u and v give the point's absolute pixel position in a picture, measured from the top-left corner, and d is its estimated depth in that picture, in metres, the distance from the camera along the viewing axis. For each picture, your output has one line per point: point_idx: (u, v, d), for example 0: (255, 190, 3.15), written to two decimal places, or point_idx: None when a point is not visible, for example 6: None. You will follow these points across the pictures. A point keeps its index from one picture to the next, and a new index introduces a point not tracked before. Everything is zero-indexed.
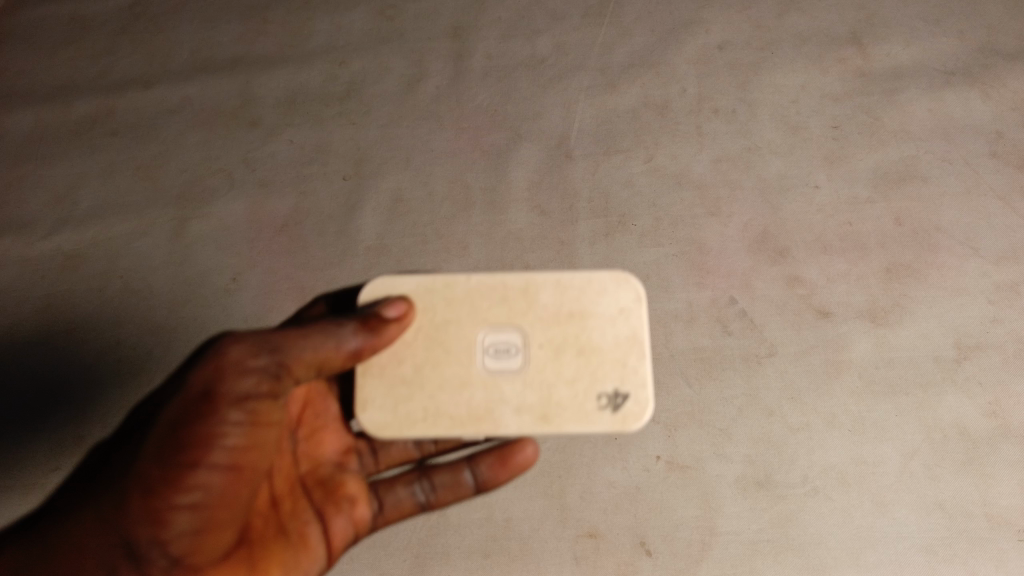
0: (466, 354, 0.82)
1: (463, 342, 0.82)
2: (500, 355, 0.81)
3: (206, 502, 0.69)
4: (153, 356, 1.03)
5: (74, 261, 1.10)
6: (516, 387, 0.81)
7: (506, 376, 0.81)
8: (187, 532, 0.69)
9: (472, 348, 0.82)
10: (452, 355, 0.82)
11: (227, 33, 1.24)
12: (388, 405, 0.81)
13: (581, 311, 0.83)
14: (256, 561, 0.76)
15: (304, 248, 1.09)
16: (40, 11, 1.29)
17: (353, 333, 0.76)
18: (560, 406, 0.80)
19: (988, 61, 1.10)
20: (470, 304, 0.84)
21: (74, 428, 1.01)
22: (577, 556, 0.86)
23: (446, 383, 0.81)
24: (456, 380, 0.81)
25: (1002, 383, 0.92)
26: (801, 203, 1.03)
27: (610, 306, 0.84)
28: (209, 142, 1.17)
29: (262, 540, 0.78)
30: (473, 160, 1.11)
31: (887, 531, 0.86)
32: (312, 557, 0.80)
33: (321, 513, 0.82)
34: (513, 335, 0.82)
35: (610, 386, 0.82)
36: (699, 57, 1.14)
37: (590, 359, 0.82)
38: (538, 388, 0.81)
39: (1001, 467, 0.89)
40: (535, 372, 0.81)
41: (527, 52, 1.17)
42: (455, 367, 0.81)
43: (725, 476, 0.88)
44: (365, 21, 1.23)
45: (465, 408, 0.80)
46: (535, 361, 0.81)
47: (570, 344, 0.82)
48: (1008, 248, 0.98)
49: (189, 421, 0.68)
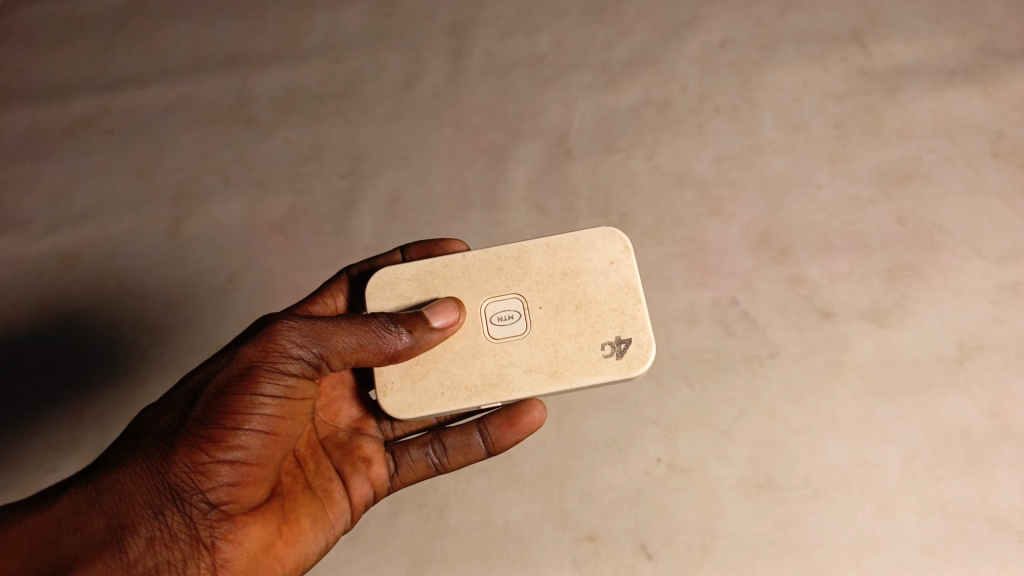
0: (470, 325, 0.73)
1: (469, 315, 0.73)
2: (504, 324, 0.73)
3: (249, 456, 0.61)
4: (150, 356, 1.01)
5: (70, 261, 1.09)
6: (523, 349, 0.72)
7: (510, 340, 0.72)
8: (227, 485, 0.60)
9: (477, 320, 0.73)
10: (460, 329, 0.72)
11: (222, 30, 1.23)
12: (407, 385, 0.71)
13: (574, 268, 0.74)
14: (287, 514, 0.67)
15: (301, 248, 1.07)
16: (38, 11, 1.28)
17: (402, 329, 0.67)
18: (567, 361, 0.71)
19: (989, 60, 1.09)
20: (468, 280, 0.75)
21: (71, 428, 0.98)
22: (576, 559, 0.84)
23: (457, 354, 0.72)
24: (465, 352, 0.72)
25: (1003, 384, 0.89)
26: (803, 203, 1.02)
27: (600, 259, 0.74)
28: (205, 141, 1.16)
29: (291, 492, 0.69)
30: (472, 158, 1.10)
31: (890, 532, 0.84)
32: (338, 512, 0.72)
33: (343, 472, 0.74)
34: (511, 300, 0.73)
35: (610, 333, 0.72)
36: (700, 55, 1.13)
37: (587, 310, 0.73)
38: (546, 346, 0.72)
39: (1002, 468, 0.86)
40: (539, 331, 0.72)
41: (526, 49, 1.16)
42: (461, 338, 0.72)
43: (726, 478, 0.87)
44: (362, 18, 1.22)
45: (477, 378, 0.71)
46: (537, 323, 0.72)
47: (565, 297, 0.73)
48: (1010, 247, 0.97)
49: (232, 389, 0.60)
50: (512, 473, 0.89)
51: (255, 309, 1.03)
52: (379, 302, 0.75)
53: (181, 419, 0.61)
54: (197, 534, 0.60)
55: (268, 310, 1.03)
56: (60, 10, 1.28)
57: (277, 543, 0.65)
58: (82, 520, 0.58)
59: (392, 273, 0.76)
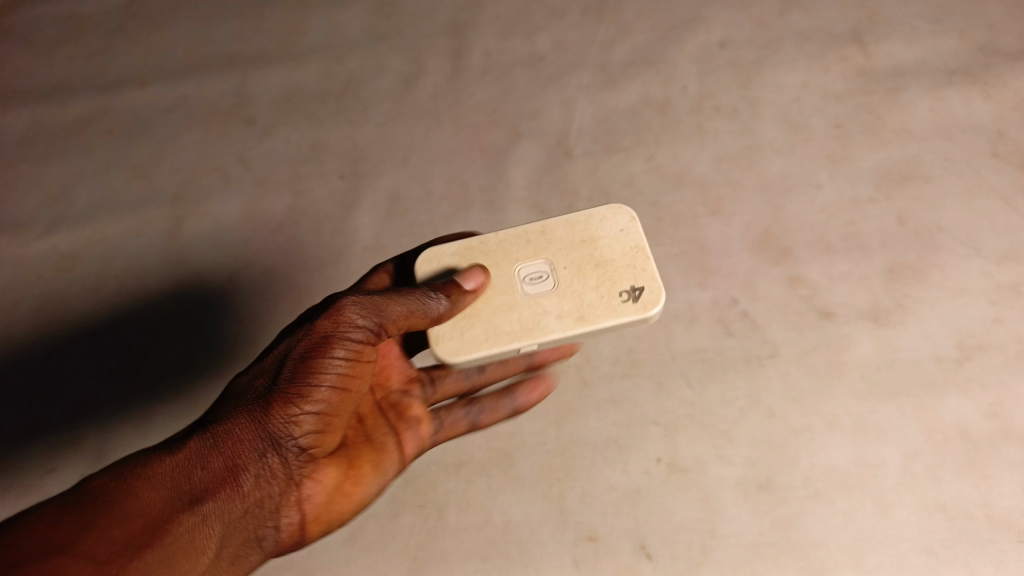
0: (506, 284, 0.77)
1: (504, 278, 0.78)
2: (534, 282, 0.77)
3: (328, 408, 0.69)
4: (149, 357, 1.01)
5: (70, 261, 1.09)
6: (554, 300, 0.76)
7: (541, 293, 0.76)
8: (309, 433, 0.69)
9: (511, 281, 0.77)
10: (497, 288, 0.77)
11: (222, 30, 1.26)
12: (456, 333, 0.75)
13: (590, 236, 0.79)
14: (352, 461, 0.75)
15: (301, 248, 1.06)
16: (44, 16, 1.31)
17: (441, 296, 0.73)
18: (592, 304, 0.76)
19: (989, 60, 1.09)
20: (500, 251, 0.80)
21: (71, 427, 0.96)
22: (576, 559, 0.84)
23: (497, 308, 0.76)
24: (502, 305, 0.76)
25: (1003, 384, 0.89)
26: (803, 203, 1.02)
27: (613, 228, 0.79)
28: (206, 141, 1.17)
29: (355, 443, 0.77)
30: (472, 158, 1.10)
31: (889, 533, 0.83)
32: (391, 462, 0.79)
33: (396, 427, 0.81)
34: (539, 262, 0.78)
35: (627, 283, 0.77)
36: (700, 55, 1.15)
37: (605, 264, 0.77)
38: (572, 296, 0.76)
39: (1003, 468, 0.85)
40: (566, 284, 0.77)
41: (526, 49, 1.18)
42: (499, 295, 0.77)
43: (726, 478, 0.86)
44: (361, 18, 1.25)
45: (512, 325, 0.75)
46: (565, 281, 0.77)
47: (586, 255, 0.78)
48: (1010, 247, 0.97)
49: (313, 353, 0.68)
50: (511, 473, 0.88)
51: (255, 309, 1.02)
52: (424, 276, 0.79)
53: (274, 380, 0.69)
54: (291, 472, 0.69)
55: (267, 310, 1.02)
56: (67, 17, 1.31)
57: (345, 484, 0.74)
58: (205, 460, 0.64)
59: (435, 251, 0.81)
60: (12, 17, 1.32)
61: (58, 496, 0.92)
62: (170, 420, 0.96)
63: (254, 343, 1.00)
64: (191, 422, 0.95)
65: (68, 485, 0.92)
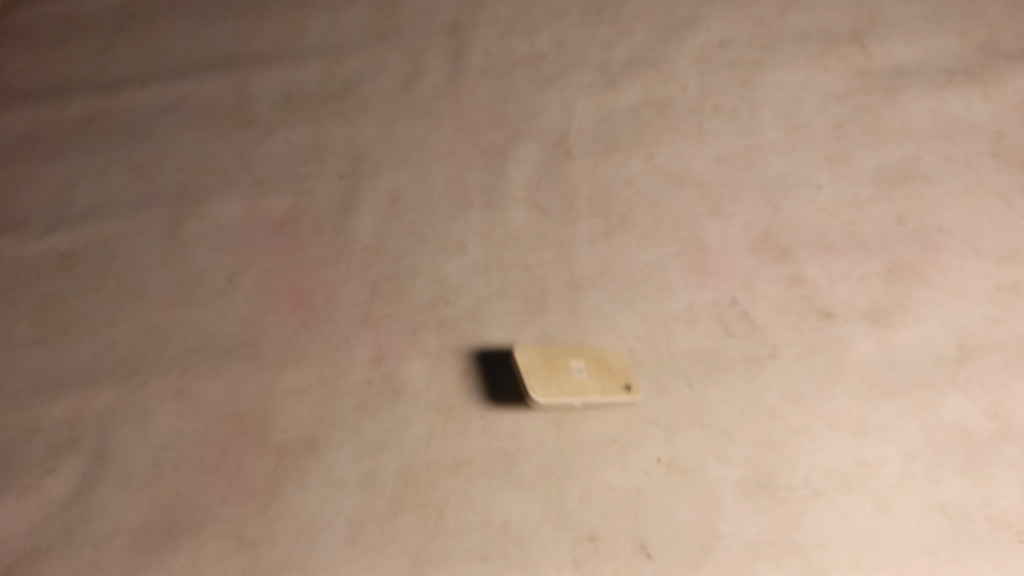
0: (562, 364, 0.88)
1: (559, 362, 0.88)
2: (581, 368, 0.88)
3: None
4: (149, 356, 1.00)
5: (70, 261, 1.09)
6: (594, 382, 0.87)
7: (585, 375, 0.87)
8: None
9: (566, 363, 0.88)
10: (556, 366, 0.87)
11: (223, 31, 1.29)
12: (535, 382, 0.86)
13: (611, 341, 0.93)
14: None
15: (301, 248, 1.06)
16: (50, 22, 1.34)
17: None
18: (620, 393, 0.87)
19: (988, 60, 1.10)
20: (550, 331, 0.94)
21: (71, 428, 0.96)
22: (576, 560, 0.82)
23: (558, 380, 0.86)
24: (561, 380, 0.86)
25: (1003, 384, 0.89)
26: (803, 203, 1.02)
27: (626, 338, 0.94)
28: (205, 141, 1.17)
29: None
30: (472, 158, 1.10)
31: (890, 532, 0.81)
32: None
33: None
34: (581, 357, 0.89)
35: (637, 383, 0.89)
36: (699, 55, 1.16)
37: (630, 365, 0.90)
38: (606, 382, 0.88)
39: (1002, 468, 0.84)
40: (600, 373, 0.88)
41: (526, 49, 1.20)
42: (558, 378, 0.86)
43: (726, 478, 0.85)
44: (361, 19, 1.27)
45: (567, 389, 0.86)
46: (605, 372, 0.89)
47: (616, 359, 0.90)
48: (1010, 248, 0.97)
49: None
50: (511, 473, 0.87)
51: (255, 308, 1.02)
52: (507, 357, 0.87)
53: None
54: None
55: (267, 310, 1.01)
56: (72, 23, 1.34)
57: None
58: None
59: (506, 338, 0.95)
60: (19, 24, 1.35)
61: (59, 497, 0.91)
62: (170, 419, 0.95)
63: (253, 343, 0.99)
64: (191, 421, 0.94)
65: (69, 484, 0.92)
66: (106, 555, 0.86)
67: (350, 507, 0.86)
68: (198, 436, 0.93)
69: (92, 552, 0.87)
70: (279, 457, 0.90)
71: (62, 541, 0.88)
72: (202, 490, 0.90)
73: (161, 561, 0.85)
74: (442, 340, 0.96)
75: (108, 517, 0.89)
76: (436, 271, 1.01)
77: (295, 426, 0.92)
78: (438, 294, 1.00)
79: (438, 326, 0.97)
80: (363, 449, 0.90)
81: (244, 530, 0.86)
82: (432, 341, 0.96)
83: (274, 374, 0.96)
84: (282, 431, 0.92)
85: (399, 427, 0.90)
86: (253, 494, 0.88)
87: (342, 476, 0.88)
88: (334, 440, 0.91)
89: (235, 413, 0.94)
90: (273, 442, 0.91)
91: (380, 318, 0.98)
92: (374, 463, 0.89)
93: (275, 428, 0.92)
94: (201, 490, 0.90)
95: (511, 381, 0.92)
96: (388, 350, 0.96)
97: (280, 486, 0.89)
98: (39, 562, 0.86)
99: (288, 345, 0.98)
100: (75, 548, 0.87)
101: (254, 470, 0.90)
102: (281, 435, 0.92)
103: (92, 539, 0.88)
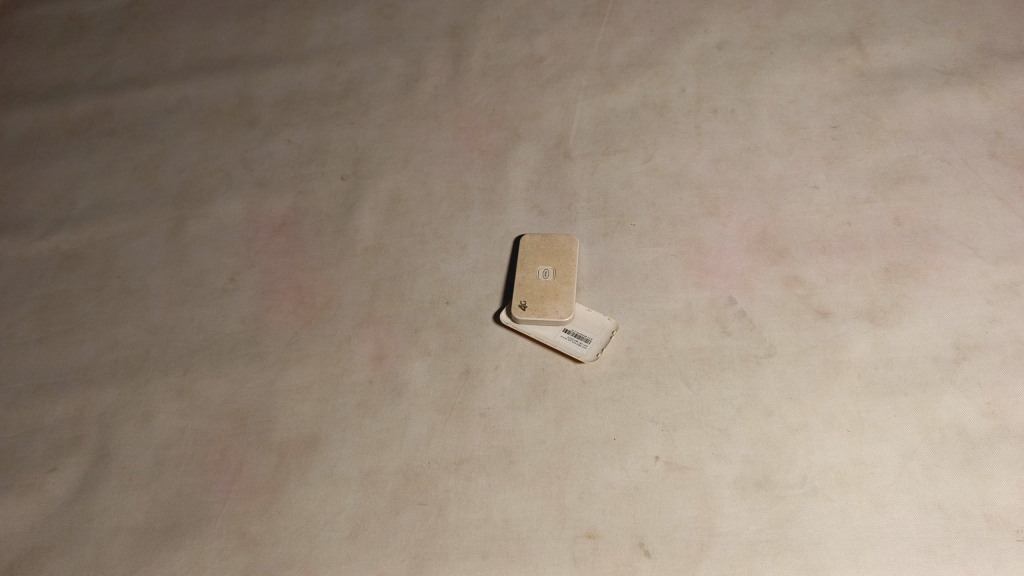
0: (551, 256, 0.98)
1: (556, 264, 0.97)
2: (542, 276, 0.96)
3: None
4: (151, 355, 1.01)
5: (73, 261, 1.10)
6: (529, 279, 0.96)
7: (533, 276, 0.96)
8: None
9: (551, 262, 0.97)
10: (553, 254, 0.98)
11: (225, 33, 1.30)
12: (541, 242, 1.00)
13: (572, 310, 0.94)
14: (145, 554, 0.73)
15: (302, 248, 1.07)
16: (53, 22, 1.36)
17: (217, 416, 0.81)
18: (515, 298, 0.95)
19: (986, 60, 1.11)
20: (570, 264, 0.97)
21: (72, 427, 0.97)
22: (575, 557, 0.82)
23: (540, 251, 0.99)
24: (541, 249, 0.99)
25: (1001, 384, 0.88)
26: (800, 203, 1.03)
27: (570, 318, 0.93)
28: (208, 143, 1.18)
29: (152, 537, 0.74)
30: (471, 158, 1.11)
31: (887, 531, 0.80)
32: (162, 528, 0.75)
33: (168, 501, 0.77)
34: (555, 277, 0.96)
35: (525, 314, 0.93)
36: (698, 57, 1.18)
37: (541, 316, 0.93)
38: (532, 288, 0.95)
39: (1001, 467, 0.83)
40: (536, 287, 0.95)
41: (525, 51, 1.21)
42: (541, 253, 0.98)
43: (724, 476, 0.85)
44: (363, 20, 1.28)
45: (530, 261, 0.98)
46: (537, 286, 0.96)
47: (551, 308, 0.93)
48: (1008, 248, 0.96)
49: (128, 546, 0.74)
50: (511, 471, 0.87)
51: (256, 308, 1.03)
52: (575, 237, 1.01)
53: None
54: None
55: (268, 310, 1.02)
56: (74, 24, 1.35)
57: None
58: None
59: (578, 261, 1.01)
60: (22, 26, 1.37)
61: (61, 496, 0.92)
62: (172, 418, 0.95)
63: (255, 342, 1.00)
64: (192, 421, 0.95)
65: (69, 484, 0.93)
66: (106, 554, 0.88)
67: (350, 504, 0.87)
68: (199, 435, 0.94)
69: (92, 551, 0.88)
70: (280, 455, 0.91)
71: (63, 540, 0.89)
72: (204, 488, 0.90)
73: (161, 559, 0.87)
74: (442, 339, 0.97)
75: (109, 515, 0.90)
76: (436, 272, 1.02)
77: (296, 425, 0.93)
78: (438, 294, 1.00)
79: (438, 326, 0.98)
80: (364, 447, 0.90)
81: (246, 528, 0.87)
82: (432, 340, 0.97)
83: (276, 373, 0.97)
84: (283, 430, 0.93)
85: (400, 425, 0.91)
86: (253, 492, 0.89)
87: (342, 474, 0.89)
88: (335, 438, 0.91)
89: (236, 412, 0.95)
90: (274, 441, 0.92)
91: (381, 318, 0.99)
92: (375, 461, 0.90)
93: (276, 427, 0.93)
94: (203, 488, 0.90)
95: (511, 380, 0.93)
96: (389, 349, 0.97)
97: (280, 484, 0.89)
98: (39, 560, 0.88)
99: (290, 345, 0.99)
100: (75, 547, 0.89)
101: (256, 469, 0.91)
102: (282, 434, 0.93)
103: (93, 537, 0.89)
